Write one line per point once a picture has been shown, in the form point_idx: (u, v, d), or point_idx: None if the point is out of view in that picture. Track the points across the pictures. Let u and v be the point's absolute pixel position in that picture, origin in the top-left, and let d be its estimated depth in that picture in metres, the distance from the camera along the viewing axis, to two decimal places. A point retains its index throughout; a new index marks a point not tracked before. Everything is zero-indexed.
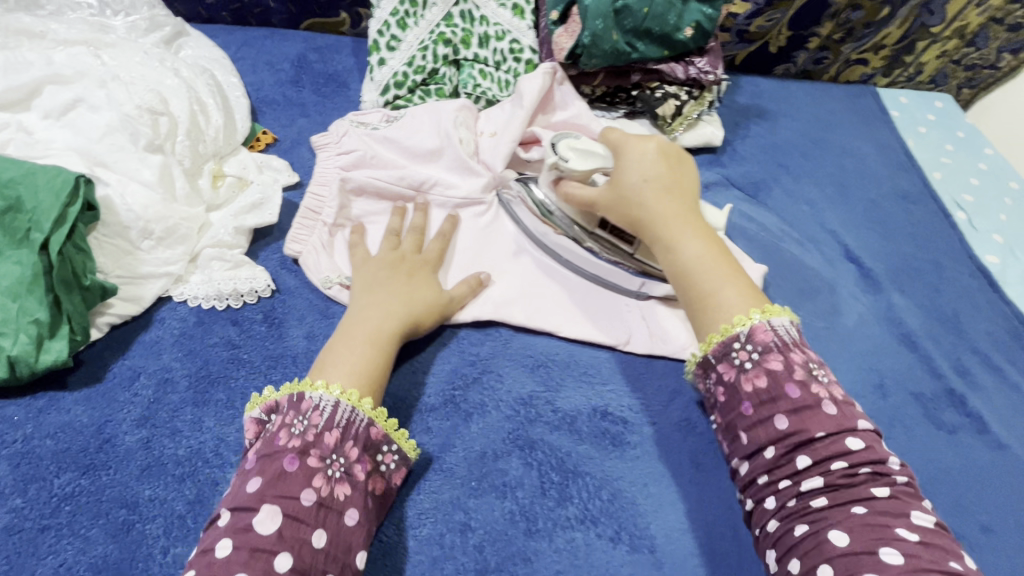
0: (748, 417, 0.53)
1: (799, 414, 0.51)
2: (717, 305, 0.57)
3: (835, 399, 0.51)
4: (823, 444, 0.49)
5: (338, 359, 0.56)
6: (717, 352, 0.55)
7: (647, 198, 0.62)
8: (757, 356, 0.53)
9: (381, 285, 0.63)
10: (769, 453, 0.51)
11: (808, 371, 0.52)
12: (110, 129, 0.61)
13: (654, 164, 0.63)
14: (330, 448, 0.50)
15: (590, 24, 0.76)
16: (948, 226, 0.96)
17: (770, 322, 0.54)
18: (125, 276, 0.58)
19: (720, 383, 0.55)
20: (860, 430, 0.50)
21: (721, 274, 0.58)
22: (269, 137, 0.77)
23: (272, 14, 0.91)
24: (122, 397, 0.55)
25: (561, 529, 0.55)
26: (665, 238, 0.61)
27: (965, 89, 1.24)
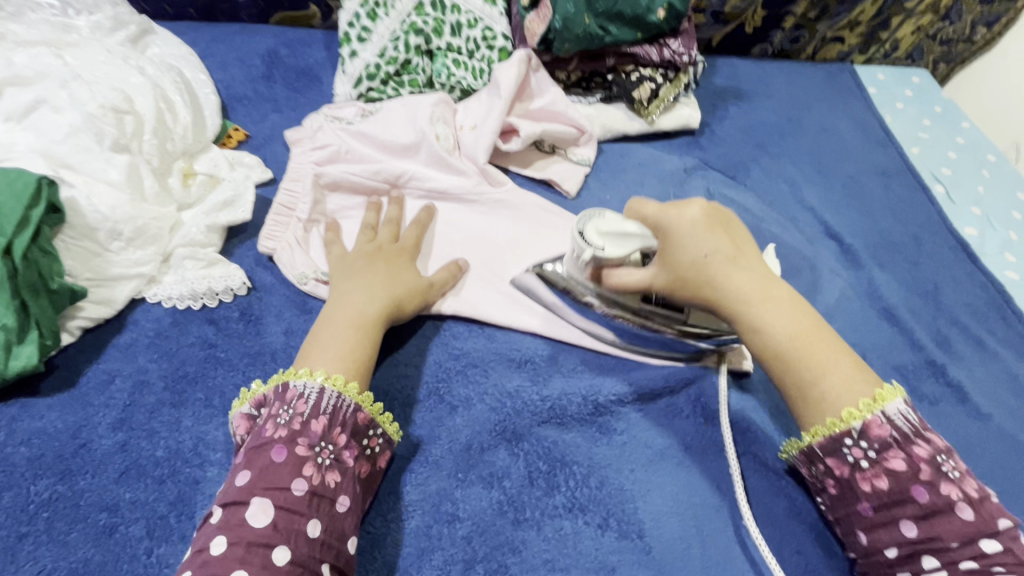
0: (866, 516, 0.51)
1: (927, 517, 0.48)
2: (824, 395, 0.52)
3: (970, 498, 0.48)
4: (955, 550, 0.47)
5: (321, 345, 0.55)
6: (826, 448, 0.53)
7: (718, 285, 0.55)
8: (874, 454, 0.51)
9: (360, 274, 0.62)
10: (891, 552, 0.50)
11: (935, 470, 0.49)
12: (74, 130, 0.59)
13: (710, 241, 0.56)
14: (317, 435, 0.50)
15: (561, 9, 0.77)
16: (926, 200, 0.96)
17: (885, 411, 0.50)
18: (96, 279, 0.57)
19: (831, 477, 0.54)
20: (999, 531, 0.47)
21: (821, 358, 0.53)
22: (241, 133, 0.76)
23: (240, 9, 0.89)
24: (98, 400, 0.54)
25: (549, 518, 0.55)
26: (748, 324, 0.55)
27: (941, 64, 1.25)
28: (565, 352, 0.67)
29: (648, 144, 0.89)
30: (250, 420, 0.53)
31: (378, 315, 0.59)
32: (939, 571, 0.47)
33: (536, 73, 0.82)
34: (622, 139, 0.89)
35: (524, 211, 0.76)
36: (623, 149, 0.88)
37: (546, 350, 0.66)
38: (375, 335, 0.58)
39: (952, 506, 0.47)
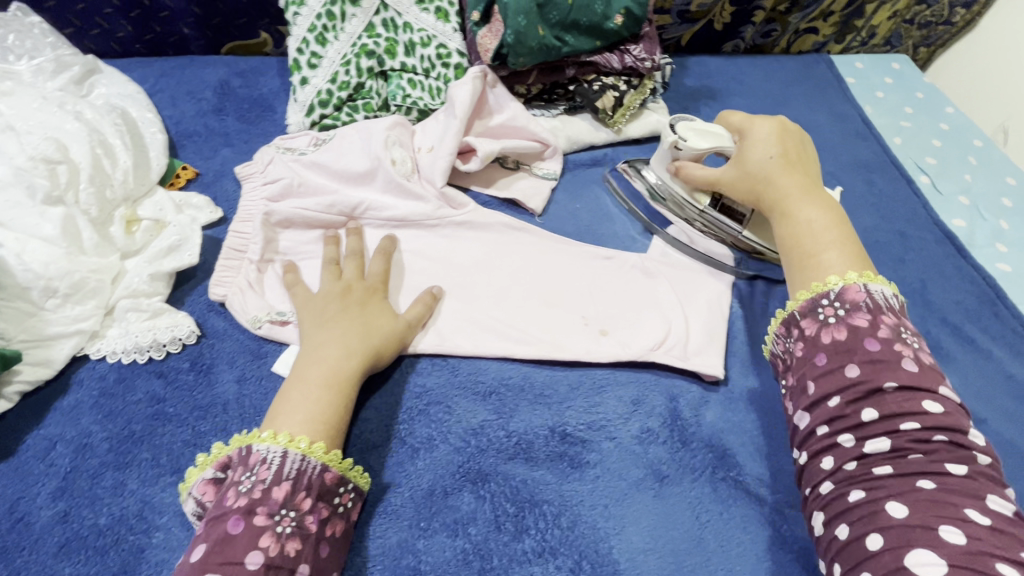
0: (820, 367, 0.51)
1: (875, 366, 0.49)
2: (819, 264, 0.57)
3: (918, 360, 0.49)
4: (892, 396, 0.47)
5: (290, 405, 0.52)
6: (803, 307, 0.55)
7: (769, 171, 0.65)
8: (844, 312, 0.52)
9: (329, 318, 0.59)
10: (834, 402, 0.49)
11: (895, 331, 0.50)
12: (4, 185, 0.58)
13: (779, 145, 0.66)
14: (278, 502, 0.46)
15: (512, 23, 0.73)
16: (911, 193, 0.93)
17: (869, 285, 0.53)
18: (31, 339, 0.55)
19: (800, 338, 0.54)
20: (942, 398, 0.47)
21: (832, 238, 0.59)
22: (190, 172, 0.73)
23: (189, 41, 0.87)
24: (38, 469, 0.52)
25: (517, 564, 0.53)
26: (778, 207, 0.63)
27: (921, 48, 1.22)
28: (533, 381, 0.64)
29: (617, 153, 0.86)
30: (216, 482, 0.49)
31: (350, 365, 0.56)
32: (883, 432, 0.47)
33: (490, 88, 0.79)
34: (589, 150, 0.86)
35: (489, 231, 0.73)
36: (591, 160, 0.85)
37: (513, 378, 0.64)
38: (350, 387, 0.55)
39: (902, 359, 0.48)
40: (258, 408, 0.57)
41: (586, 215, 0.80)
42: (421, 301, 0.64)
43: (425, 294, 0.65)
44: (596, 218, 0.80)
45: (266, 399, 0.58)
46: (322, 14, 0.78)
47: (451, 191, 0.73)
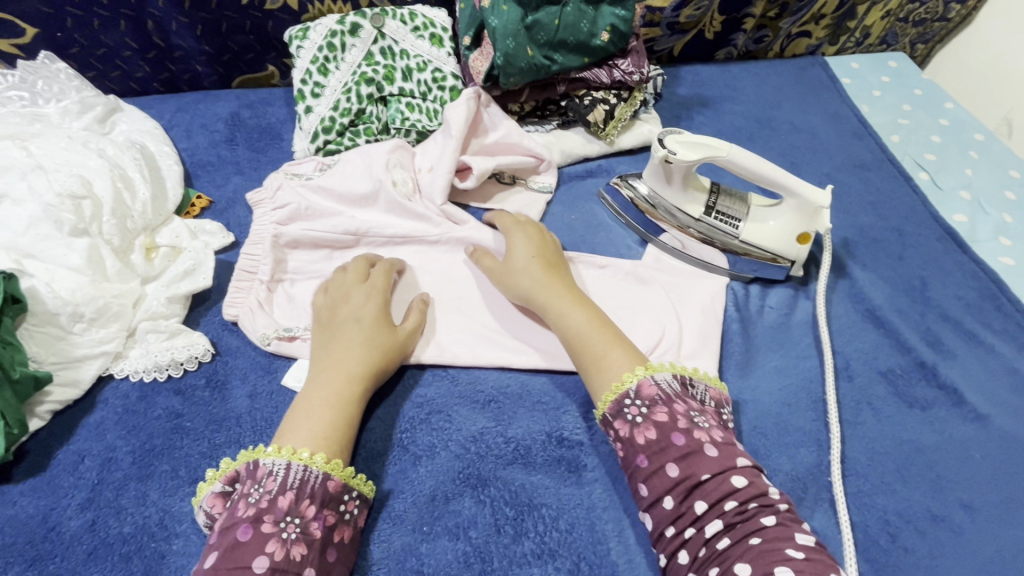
0: (644, 469, 0.52)
1: (687, 460, 0.51)
2: (608, 364, 0.58)
3: (717, 440, 0.52)
4: (710, 485, 0.50)
5: (298, 424, 0.55)
6: (612, 410, 0.56)
7: (530, 275, 0.67)
8: (646, 410, 0.54)
9: (329, 338, 0.62)
10: (669, 503, 0.50)
11: (690, 418, 0.53)
12: (34, 220, 0.62)
13: (540, 247, 0.70)
14: (284, 510, 0.49)
15: (501, 45, 0.76)
16: (910, 190, 0.93)
17: (654, 376, 0.56)
18: (60, 362, 0.59)
19: (617, 441, 0.55)
20: (741, 467, 0.51)
21: (609, 336, 0.60)
22: (204, 200, 0.78)
23: (202, 78, 0.93)
24: (68, 482, 0.56)
25: (517, 566, 0.54)
26: (555, 308, 0.64)
27: (918, 44, 1.22)
28: (532, 388, 0.66)
29: (610, 164, 0.89)
30: (224, 495, 0.52)
31: (353, 383, 0.59)
32: (710, 515, 0.49)
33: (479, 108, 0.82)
34: (583, 162, 0.89)
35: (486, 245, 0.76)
36: (585, 171, 0.88)
37: (511, 386, 0.66)
38: (354, 406, 0.58)
39: (703, 445, 0.51)
40: (268, 421, 0.61)
41: (581, 225, 0.82)
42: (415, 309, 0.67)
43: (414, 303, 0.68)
44: (591, 229, 0.82)
45: (276, 412, 0.61)
46: (324, 46, 0.83)
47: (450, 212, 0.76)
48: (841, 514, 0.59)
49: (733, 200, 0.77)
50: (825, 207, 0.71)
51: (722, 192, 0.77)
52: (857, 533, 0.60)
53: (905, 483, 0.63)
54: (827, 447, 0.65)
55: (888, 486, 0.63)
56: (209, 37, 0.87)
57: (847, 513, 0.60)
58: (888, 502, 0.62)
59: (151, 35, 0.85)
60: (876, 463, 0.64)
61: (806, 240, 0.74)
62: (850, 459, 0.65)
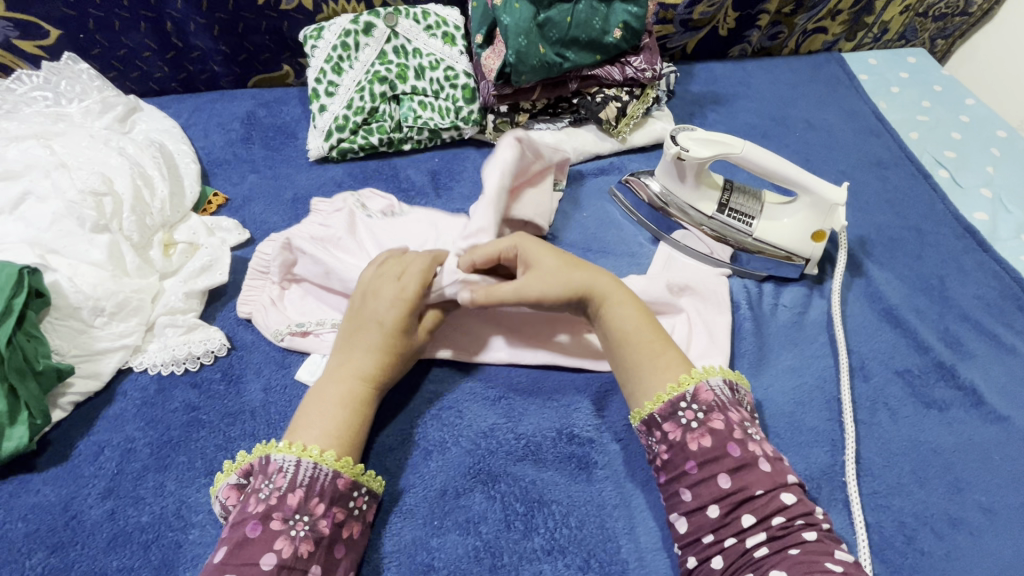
0: (692, 475, 0.51)
1: (741, 472, 0.50)
2: (667, 361, 0.56)
3: (769, 455, 0.51)
4: (762, 499, 0.49)
5: (311, 418, 0.55)
6: (664, 411, 0.54)
7: (568, 272, 0.60)
8: (702, 416, 0.53)
9: (351, 333, 0.60)
10: (714, 511, 0.49)
11: (745, 430, 0.52)
12: (58, 217, 0.64)
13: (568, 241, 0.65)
14: (293, 508, 0.49)
15: (513, 43, 0.76)
16: (929, 188, 0.91)
17: (711, 381, 0.54)
18: (82, 355, 0.61)
19: (665, 442, 0.54)
20: (791, 485, 0.50)
21: (660, 334, 0.59)
22: (220, 198, 0.79)
23: (218, 77, 0.94)
24: (88, 471, 0.57)
25: (527, 561, 0.55)
26: (607, 303, 0.60)
27: (938, 40, 1.20)
28: (541, 383, 0.66)
29: (622, 161, 0.88)
30: (239, 488, 0.53)
31: (367, 384, 0.58)
32: (756, 528, 0.48)
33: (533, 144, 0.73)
34: (595, 160, 0.89)
35: None
36: (597, 169, 0.88)
37: (521, 383, 0.66)
38: (366, 408, 0.57)
39: (758, 459, 0.50)
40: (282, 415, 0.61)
41: (594, 223, 0.82)
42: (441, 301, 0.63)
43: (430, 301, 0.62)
44: (603, 226, 0.82)
45: (290, 406, 0.62)
46: (338, 45, 0.84)
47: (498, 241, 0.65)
48: (856, 514, 0.59)
49: (747, 197, 0.76)
50: (840, 204, 0.71)
51: (736, 189, 0.77)
52: (872, 534, 0.59)
53: (923, 485, 0.62)
54: (841, 447, 0.64)
55: (903, 487, 0.62)
56: (226, 37, 0.88)
57: (862, 514, 0.59)
58: (903, 504, 0.61)
59: (170, 36, 0.87)
60: (892, 463, 0.63)
61: (820, 238, 0.74)
62: (865, 459, 0.64)
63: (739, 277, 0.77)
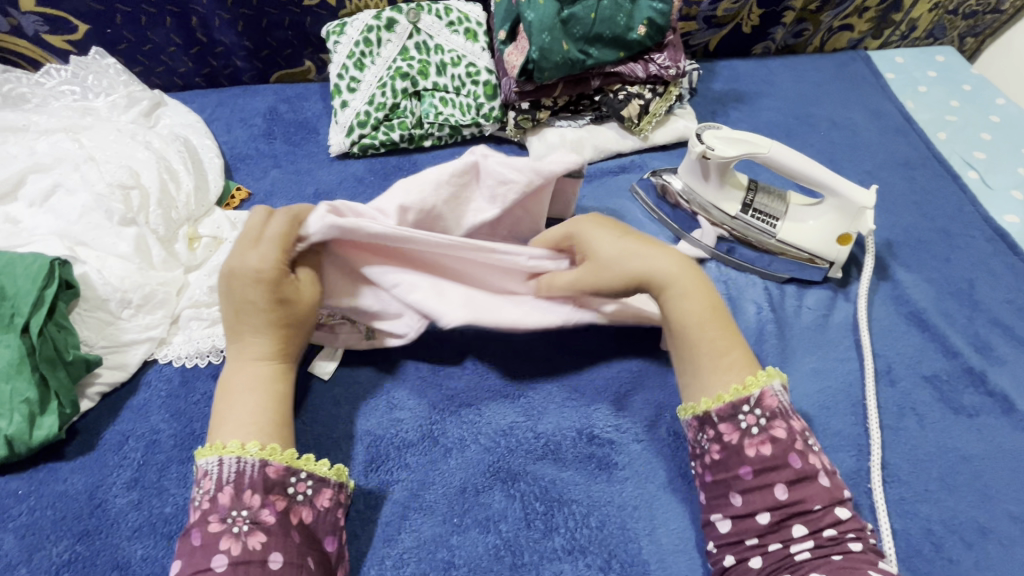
0: (746, 480, 0.51)
1: (800, 484, 0.49)
2: (731, 361, 0.55)
3: (829, 469, 0.51)
4: (818, 512, 0.49)
5: (227, 414, 0.53)
6: (722, 411, 0.53)
7: (628, 264, 0.58)
8: (764, 422, 0.51)
9: (233, 321, 0.55)
10: (763, 518, 0.49)
11: (806, 442, 0.51)
12: (87, 209, 0.65)
13: (630, 230, 0.61)
14: (227, 507, 0.48)
15: (537, 40, 0.76)
16: (957, 190, 0.89)
17: (776, 386, 0.53)
18: (109, 346, 0.62)
19: (718, 442, 0.53)
20: (847, 500, 0.50)
21: (725, 329, 0.56)
22: (243, 193, 0.80)
23: (241, 73, 0.95)
24: (113, 461, 0.58)
25: (548, 561, 0.54)
26: (669, 296, 0.57)
27: (968, 38, 1.17)
28: (561, 379, 0.66)
29: (643, 160, 0.88)
30: None
31: (272, 360, 0.56)
32: (806, 538, 0.48)
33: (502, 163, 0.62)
34: (616, 158, 0.88)
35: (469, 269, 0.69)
36: (618, 167, 0.87)
37: (540, 381, 0.66)
38: (281, 385, 0.56)
39: (819, 473, 0.50)
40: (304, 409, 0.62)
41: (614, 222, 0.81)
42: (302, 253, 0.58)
43: (293, 258, 0.57)
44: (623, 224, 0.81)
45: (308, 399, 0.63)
46: (360, 41, 0.84)
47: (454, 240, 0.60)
48: (882, 521, 0.58)
49: (771, 198, 0.75)
50: (869, 208, 0.70)
51: (760, 189, 0.76)
52: (899, 541, 0.58)
53: (952, 492, 0.61)
54: (867, 452, 0.63)
55: (931, 494, 0.61)
56: (250, 32, 0.89)
57: (888, 520, 0.58)
58: (931, 511, 0.59)
59: (194, 31, 0.87)
60: (920, 470, 0.62)
61: (846, 242, 0.73)
62: (891, 465, 0.62)
63: (761, 278, 0.76)
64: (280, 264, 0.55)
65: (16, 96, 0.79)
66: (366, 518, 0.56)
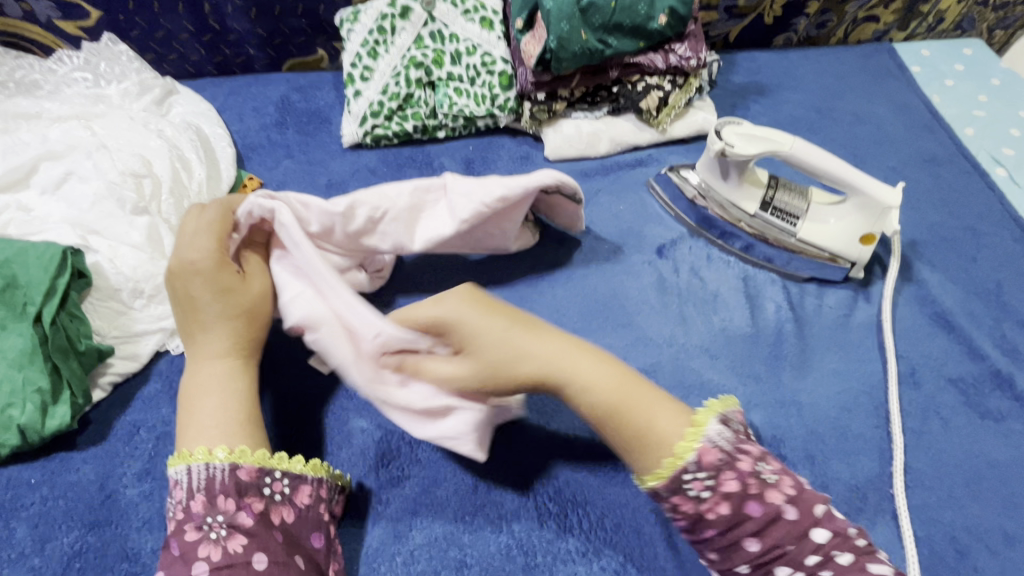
0: (716, 542, 0.46)
1: (767, 530, 0.45)
2: (659, 431, 0.48)
3: (791, 494, 0.45)
4: (795, 551, 0.44)
5: (190, 419, 0.51)
6: (669, 486, 0.47)
7: (515, 357, 0.51)
8: (711, 482, 0.46)
9: (185, 325, 0.55)
10: (747, 570, 0.46)
11: (758, 480, 0.46)
12: (99, 198, 0.65)
13: (497, 315, 0.53)
14: (202, 514, 0.47)
15: (555, 29, 0.74)
16: (985, 187, 0.87)
17: (709, 437, 0.47)
18: (121, 336, 0.61)
19: (677, 512, 0.47)
20: (822, 518, 0.45)
21: (646, 400, 0.50)
22: (255, 182, 0.77)
23: (254, 61, 0.93)
24: (124, 451, 0.58)
25: (562, 562, 0.54)
26: (570, 386, 0.51)
27: (997, 30, 1.13)
28: None
29: (661, 153, 0.86)
30: None
31: (228, 357, 0.54)
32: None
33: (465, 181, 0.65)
34: (633, 151, 0.86)
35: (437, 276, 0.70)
36: (634, 160, 0.85)
37: None
38: (241, 380, 0.54)
39: (781, 509, 0.45)
40: (316, 403, 0.61)
41: (630, 216, 0.79)
42: (244, 244, 0.59)
43: (234, 249, 0.58)
44: (640, 219, 0.79)
45: (320, 393, 0.62)
46: (374, 29, 0.82)
47: (325, 284, 0.55)
48: (905, 527, 0.56)
49: (792, 195, 0.73)
50: (894, 207, 0.67)
51: (780, 187, 0.74)
52: (922, 548, 0.56)
53: (977, 499, 0.59)
54: (889, 456, 0.61)
55: (955, 500, 0.59)
56: (263, 20, 0.88)
57: (910, 526, 0.57)
58: (956, 518, 0.58)
59: (207, 18, 0.86)
60: (944, 475, 0.61)
61: (869, 241, 0.70)
62: (914, 469, 0.61)
63: (781, 278, 0.75)
64: (218, 254, 0.55)
65: (29, 82, 0.78)
66: (378, 513, 0.56)
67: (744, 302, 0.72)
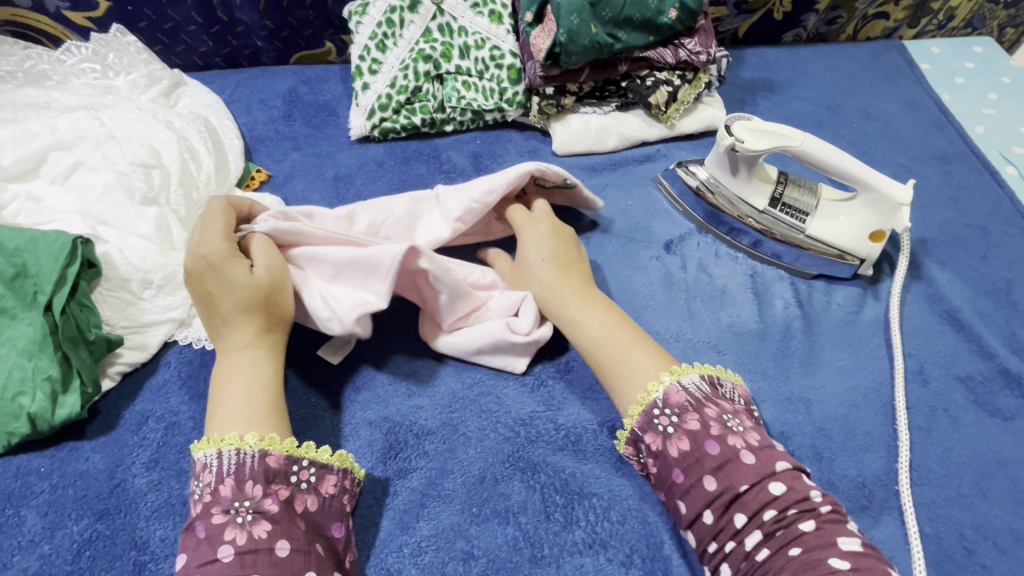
0: (680, 485, 0.50)
1: (725, 471, 0.48)
2: (630, 367, 0.56)
3: (753, 445, 0.49)
4: (749, 495, 0.47)
5: (218, 408, 0.51)
6: (642, 422, 0.53)
7: (547, 274, 0.63)
8: (677, 419, 0.51)
9: (206, 318, 0.54)
10: (708, 518, 0.48)
11: (722, 424, 0.50)
12: (108, 188, 0.65)
13: (554, 247, 0.65)
14: (230, 498, 0.47)
15: (565, 22, 0.74)
16: (994, 186, 0.86)
17: (681, 382, 0.53)
18: (131, 326, 0.61)
19: (649, 453, 0.52)
20: (782, 473, 0.48)
21: (626, 340, 0.58)
22: (263, 174, 0.78)
23: (261, 53, 0.93)
24: (133, 440, 0.58)
25: (568, 555, 0.54)
26: (570, 317, 0.60)
27: (1008, 28, 1.12)
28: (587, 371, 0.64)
29: (669, 149, 0.86)
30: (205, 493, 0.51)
31: (249, 347, 0.54)
32: (749, 526, 0.46)
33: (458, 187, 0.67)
34: (641, 146, 0.86)
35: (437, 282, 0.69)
36: (642, 156, 0.85)
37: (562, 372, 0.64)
38: (264, 369, 0.53)
39: (739, 452, 0.48)
40: (324, 396, 0.61)
41: (638, 212, 0.79)
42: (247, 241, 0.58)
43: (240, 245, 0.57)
44: (648, 215, 0.79)
45: (328, 386, 0.62)
46: (383, 22, 0.82)
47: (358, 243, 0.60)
48: (911, 524, 0.56)
49: (801, 191, 0.73)
50: (904, 204, 0.67)
51: (790, 182, 0.73)
52: (929, 545, 0.56)
53: (984, 496, 0.59)
54: (896, 453, 0.61)
55: (963, 499, 0.59)
56: (271, 12, 0.87)
57: (917, 524, 0.57)
58: (963, 516, 0.58)
59: (215, 9, 0.86)
60: (952, 473, 0.60)
61: (879, 238, 0.70)
62: (922, 467, 0.61)
63: (789, 275, 0.74)
64: (227, 245, 0.54)
65: (38, 73, 0.78)
66: (382, 504, 0.56)
67: (752, 298, 0.71)
